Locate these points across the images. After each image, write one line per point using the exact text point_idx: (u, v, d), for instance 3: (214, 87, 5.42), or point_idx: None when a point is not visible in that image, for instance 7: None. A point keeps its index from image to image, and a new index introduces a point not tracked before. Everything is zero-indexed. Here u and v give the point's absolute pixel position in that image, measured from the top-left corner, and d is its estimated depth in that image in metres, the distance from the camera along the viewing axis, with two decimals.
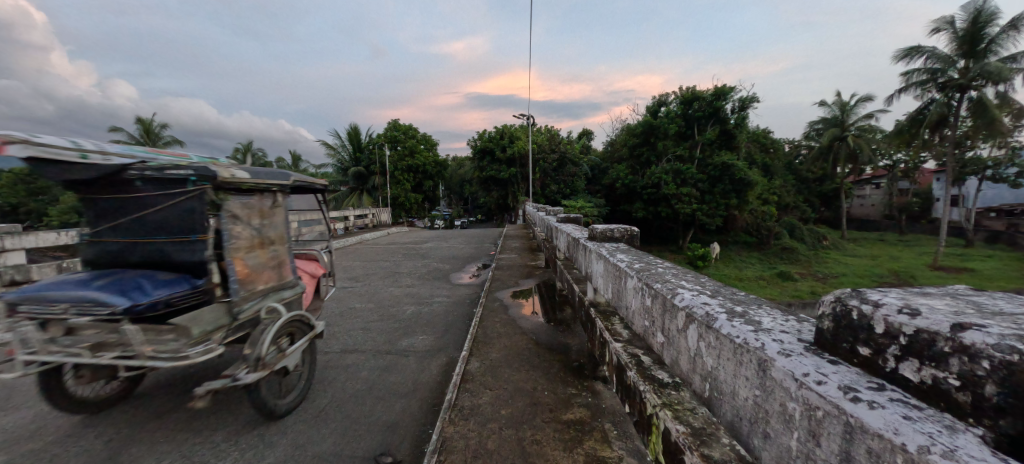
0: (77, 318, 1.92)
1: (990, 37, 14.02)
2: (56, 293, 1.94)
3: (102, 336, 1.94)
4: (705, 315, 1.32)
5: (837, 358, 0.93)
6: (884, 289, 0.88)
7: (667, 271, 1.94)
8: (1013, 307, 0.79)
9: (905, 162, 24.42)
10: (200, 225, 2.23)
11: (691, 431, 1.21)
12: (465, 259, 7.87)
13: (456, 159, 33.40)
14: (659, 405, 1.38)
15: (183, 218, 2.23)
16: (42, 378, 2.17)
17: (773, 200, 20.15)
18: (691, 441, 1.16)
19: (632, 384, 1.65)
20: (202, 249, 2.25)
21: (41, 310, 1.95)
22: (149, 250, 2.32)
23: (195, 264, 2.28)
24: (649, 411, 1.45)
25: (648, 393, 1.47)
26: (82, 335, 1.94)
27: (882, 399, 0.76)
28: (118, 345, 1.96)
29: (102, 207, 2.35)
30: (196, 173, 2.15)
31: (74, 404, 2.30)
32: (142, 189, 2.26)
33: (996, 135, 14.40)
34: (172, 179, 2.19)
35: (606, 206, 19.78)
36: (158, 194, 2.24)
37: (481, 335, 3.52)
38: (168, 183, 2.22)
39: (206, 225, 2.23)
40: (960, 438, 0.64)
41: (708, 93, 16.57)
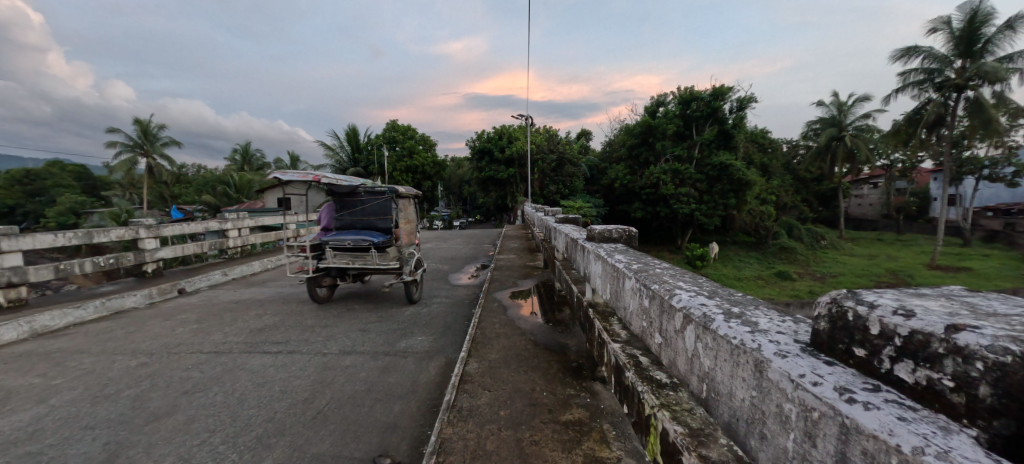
0: (351, 248, 4.58)
1: (986, 37, 14.07)
2: (342, 238, 4.61)
3: (357, 255, 4.61)
4: (702, 316, 1.33)
5: (833, 359, 0.94)
6: (880, 291, 0.89)
7: (665, 271, 1.95)
8: (1008, 308, 0.79)
9: (903, 161, 24.50)
10: (390, 211, 4.92)
11: (689, 432, 1.21)
12: (464, 259, 7.88)
13: (455, 159, 33.39)
14: (657, 406, 1.38)
15: (383, 208, 4.92)
16: (313, 281, 4.74)
17: (772, 200, 20.19)
18: (689, 442, 1.17)
19: (631, 385, 1.65)
20: (390, 221, 4.94)
21: (334, 245, 4.62)
22: (364, 223, 4.96)
23: (387, 229, 4.95)
24: (648, 411, 1.45)
25: (646, 394, 1.48)
26: (350, 255, 4.62)
27: (878, 400, 0.77)
28: (362, 260, 4.62)
29: (341, 203, 5.01)
30: (389, 189, 4.86)
31: (319, 296, 4.86)
32: (362, 196, 4.88)
33: (993, 135, 14.46)
34: (378, 191, 4.86)
35: (605, 206, 19.78)
36: (370, 197, 4.89)
37: (480, 335, 3.53)
38: (376, 192, 4.88)
39: (392, 211, 4.92)
40: (955, 438, 0.65)
41: (707, 93, 16.59)
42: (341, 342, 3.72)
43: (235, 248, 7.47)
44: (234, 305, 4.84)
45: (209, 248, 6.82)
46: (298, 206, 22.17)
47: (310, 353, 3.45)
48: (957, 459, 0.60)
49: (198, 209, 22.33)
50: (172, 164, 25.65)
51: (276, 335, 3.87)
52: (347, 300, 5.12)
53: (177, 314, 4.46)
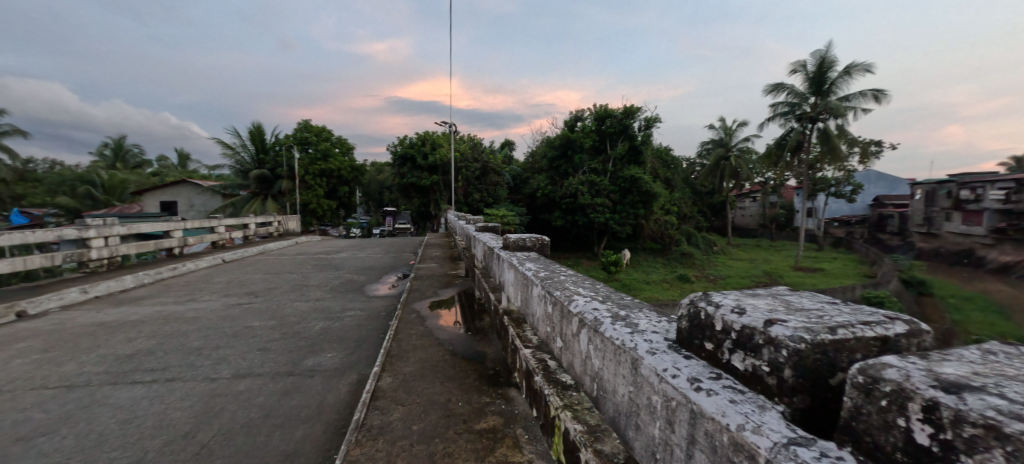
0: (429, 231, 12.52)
1: (830, 80, 17.25)
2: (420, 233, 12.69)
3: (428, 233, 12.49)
4: (593, 319, 1.44)
5: (691, 353, 1.07)
6: (724, 293, 1.05)
7: (568, 278, 2.06)
8: (810, 303, 0.98)
9: (774, 180, 28.95)
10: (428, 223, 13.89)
11: (587, 429, 1.28)
12: (381, 269, 7.48)
13: (375, 165, 31.87)
14: (560, 407, 1.45)
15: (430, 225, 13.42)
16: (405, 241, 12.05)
17: (674, 210, 22.34)
18: (587, 438, 1.24)
19: (538, 389, 1.71)
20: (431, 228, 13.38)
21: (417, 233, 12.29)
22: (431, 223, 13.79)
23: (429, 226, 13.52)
24: (552, 413, 1.52)
25: (551, 396, 1.54)
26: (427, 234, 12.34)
27: (717, 386, 0.90)
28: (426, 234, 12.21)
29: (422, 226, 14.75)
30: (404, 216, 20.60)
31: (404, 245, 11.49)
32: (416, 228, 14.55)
33: (837, 159, 17.74)
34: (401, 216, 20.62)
35: (526, 215, 20.18)
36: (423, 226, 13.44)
37: (395, 349, 3.41)
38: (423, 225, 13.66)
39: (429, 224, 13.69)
40: (766, 414, 0.79)
41: (618, 111, 17.93)
42: (234, 365, 3.31)
43: (99, 260, 6.26)
44: (96, 329, 4.06)
45: (62, 261, 5.64)
46: (185, 211, 19.37)
47: (195, 380, 3.03)
48: (775, 436, 0.73)
49: (49, 213, 18.39)
50: (12, 158, 20.91)
51: (151, 361, 3.33)
52: (244, 318, 4.57)
53: (11, 344, 3.61)
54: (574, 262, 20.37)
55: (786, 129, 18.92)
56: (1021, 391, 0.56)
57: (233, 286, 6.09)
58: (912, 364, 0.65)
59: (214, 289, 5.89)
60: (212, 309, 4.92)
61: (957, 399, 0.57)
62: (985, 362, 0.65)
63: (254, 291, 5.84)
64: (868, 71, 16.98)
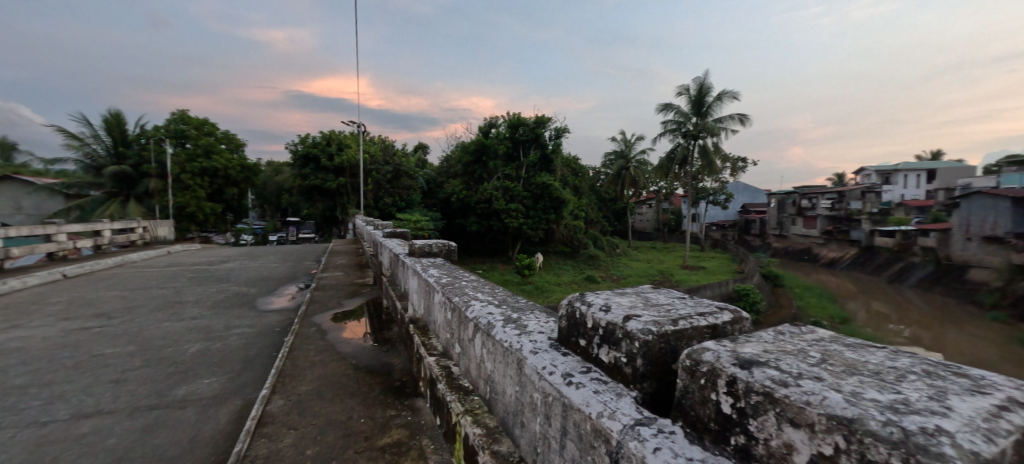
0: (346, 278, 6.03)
1: (708, 103, 20.00)
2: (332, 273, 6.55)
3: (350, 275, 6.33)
4: (486, 323, 1.48)
5: (569, 350, 1.15)
6: (595, 293, 1.16)
7: (469, 284, 2.08)
8: (664, 298, 1.13)
9: (666, 188, 32.57)
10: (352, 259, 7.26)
11: (485, 432, 1.30)
12: (277, 280, 6.74)
13: (271, 164, 28.82)
14: (460, 413, 1.44)
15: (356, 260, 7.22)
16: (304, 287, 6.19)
17: (582, 215, 23.87)
18: (483, 441, 1.25)
19: (441, 397, 1.69)
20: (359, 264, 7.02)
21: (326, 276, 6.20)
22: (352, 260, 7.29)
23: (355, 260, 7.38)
24: (453, 419, 1.51)
25: (452, 403, 1.53)
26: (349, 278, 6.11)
27: (587, 379, 0.98)
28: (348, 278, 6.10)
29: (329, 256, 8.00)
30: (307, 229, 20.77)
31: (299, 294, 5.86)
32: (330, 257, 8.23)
33: (714, 172, 20.57)
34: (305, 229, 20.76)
35: (441, 220, 19.85)
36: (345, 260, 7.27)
37: (289, 367, 3.10)
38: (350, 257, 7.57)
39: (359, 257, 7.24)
40: (623, 400, 0.88)
41: (530, 120, 18.69)
42: (75, 404, 2.71)
43: None
44: None
45: None
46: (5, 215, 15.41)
47: (15, 427, 2.42)
48: (626, 419, 0.82)
49: None
50: None
51: None
52: (92, 345, 3.77)
53: None
54: (489, 266, 20.49)
55: (674, 144, 21.42)
56: (791, 362, 0.71)
57: (77, 307, 4.99)
58: (723, 346, 0.79)
59: (48, 312, 4.77)
60: (44, 336, 3.97)
61: (747, 371, 0.69)
62: (774, 340, 0.81)
63: (107, 311, 4.85)
64: (734, 98, 20.07)
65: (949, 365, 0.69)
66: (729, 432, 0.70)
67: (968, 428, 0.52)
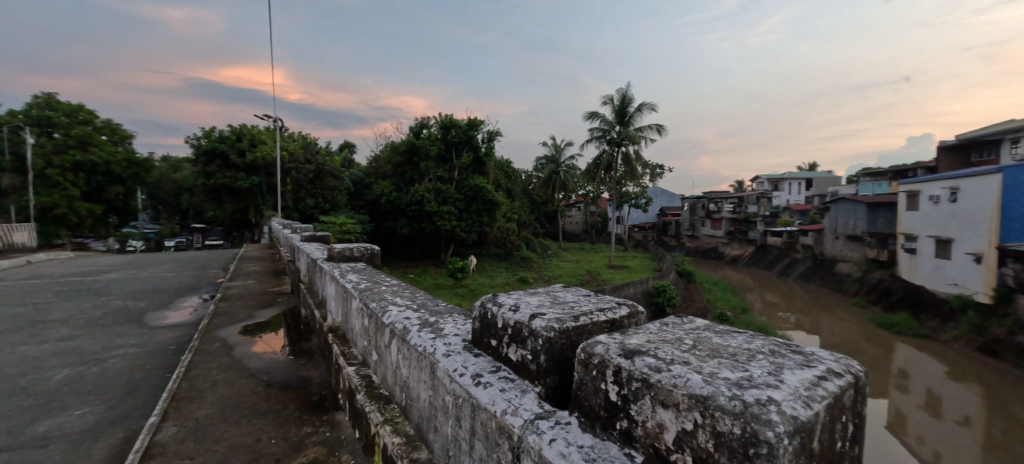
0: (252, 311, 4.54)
1: (629, 114, 21.47)
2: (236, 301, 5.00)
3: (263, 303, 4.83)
4: (402, 329, 1.44)
5: (481, 351, 1.17)
6: (506, 294, 1.18)
7: (389, 289, 2.02)
8: (571, 296, 1.18)
9: (594, 192, 34.33)
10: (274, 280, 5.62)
11: (403, 440, 1.26)
12: (172, 292, 5.93)
13: (167, 160, 25.40)
14: (378, 424, 1.38)
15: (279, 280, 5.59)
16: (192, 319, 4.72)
17: (515, 218, 24.26)
18: (400, 450, 1.21)
19: (359, 408, 1.60)
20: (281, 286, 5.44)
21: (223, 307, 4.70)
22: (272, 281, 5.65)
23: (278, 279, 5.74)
24: (372, 431, 1.44)
25: (371, 413, 1.46)
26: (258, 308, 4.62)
27: (495, 378, 1.00)
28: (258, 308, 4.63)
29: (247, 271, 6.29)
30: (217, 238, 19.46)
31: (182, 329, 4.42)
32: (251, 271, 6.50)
33: (636, 177, 22.10)
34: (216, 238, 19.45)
35: (369, 223, 18.95)
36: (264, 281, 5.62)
37: (185, 389, 2.75)
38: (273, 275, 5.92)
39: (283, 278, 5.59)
40: (527, 397, 0.92)
41: (463, 123, 18.64)
42: None
43: None
44: None
45: None
46: None
47: None
48: (527, 414, 0.85)
49: None
50: None
51: None
52: None
53: None
54: (421, 270, 19.86)
55: (600, 150, 22.66)
56: (668, 349, 0.78)
57: None
58: (612, 339, 0.85)
59: None
60: None
61: (629, 360, 0.76)
62: (658, 331, 0.89)
63: None
64: (652, 109, 21.77)
65: (790, 345, 0.81)
66: (615, 417, 0.76)
67: (792, 396, 0.61)
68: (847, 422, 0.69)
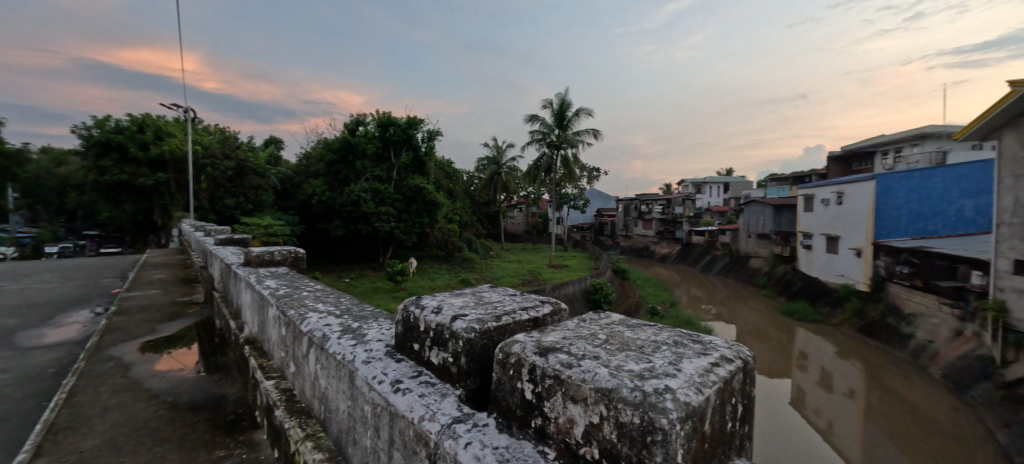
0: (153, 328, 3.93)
1: (568, 118, 22.22)
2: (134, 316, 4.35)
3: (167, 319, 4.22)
4: (321, 337, 1.35)
5: (404, 356, 1.12)
6: (430, 297, 1.15)
7: (311, 295, 1.89)
8: (497, 296, 1.18)
9: (535, 194, 35.03)
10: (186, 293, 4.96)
11: (324, 455, 1.17)
12: (51, 306, 5.06)
13: (46, 153, 21.73)
14: (297, 441, 1.27)
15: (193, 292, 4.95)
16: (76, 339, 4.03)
17: (456, 219, 24.01)
18: None
19: (277, 426, 1.47)
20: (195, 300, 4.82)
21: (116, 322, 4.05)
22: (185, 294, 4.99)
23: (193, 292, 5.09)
24: (290, 449, 1.32)
25: (290, 430, 1.34)
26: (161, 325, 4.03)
27: (415, 384, 0.97)
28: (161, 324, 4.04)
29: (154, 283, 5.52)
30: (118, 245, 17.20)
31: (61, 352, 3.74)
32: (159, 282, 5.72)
33: (575, 180, 22.89)
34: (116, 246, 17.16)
35: (299, 224, 17.68)
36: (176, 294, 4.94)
37: (65, 418, 2.35)
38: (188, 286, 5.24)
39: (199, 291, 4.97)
40: (445, 401, 0.89)
41: (402, 121, 18.08)
42: None
43: None
44: None
45: None
46: None
47: None
48: (444, 419, 0.83)
49: None
50: None
51: None
52: None
53: None
54: (358, 273, 18.89)
55: (540, 152, 23.16)
56: (581, 345, 0.80)
57: None
58: (530, 337, 0.85)
59: None
60: None
61: (543, 358, 0.77)
62: (576, 327, 0.92)
63: None
64: (589, 115, 22.71)
65: (691, 334, 0.88)
66: (530, 415, 0.76)
67: (686, 385, 0.65)
68: (737, 403, 0.76)
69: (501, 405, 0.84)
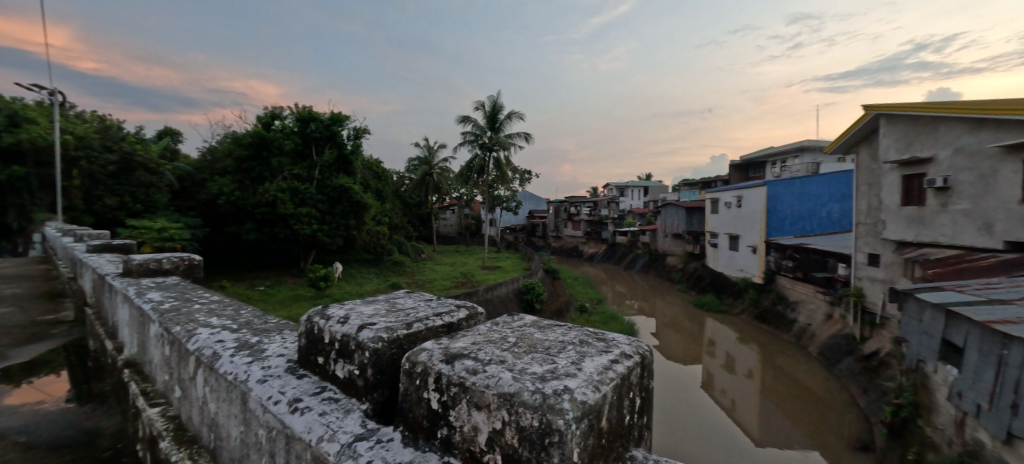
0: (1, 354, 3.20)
1: (500, 121, 22.48)
2: None
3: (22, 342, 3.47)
4: (211, 356, 1.20)
5: (306, 372, 1.03)
6: (337, 307, 1.07)
7: (203, 309, 1.68)
8: (411, 303, 1.14)
9: (468, 195, 34.84)
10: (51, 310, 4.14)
11: None
12: None
13: None
14: None
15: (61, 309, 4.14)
16: None
17: (386, 221, 23.09)
18: None
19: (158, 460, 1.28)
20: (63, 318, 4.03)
21: None
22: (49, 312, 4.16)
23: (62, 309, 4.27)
24: None
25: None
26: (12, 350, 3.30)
27: (315, 402, 0.90)
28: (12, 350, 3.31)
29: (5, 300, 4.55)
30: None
31: None
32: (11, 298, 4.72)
33: (507, 181, 23.20)
34: None
35: (203, 228, 15.74)
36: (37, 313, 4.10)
37: None
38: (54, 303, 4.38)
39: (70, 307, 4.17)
40: (348, 418, 0.84)
41: (324, 116, 16.95)
42: None
43: None
44: None
45: None
46: None
47: None
48: (345, 438, 0.77)
49: None
50: None
51: None
52: None
53: None
54: (275, 280, 17.24)
55: (472, 154, 23.12)
56: (489, 350, 0.80)
57: None
58: (439, 345, 0.83)
59: None
60: None
61: (449, 365, 0.75)
62: (487, 331, 0.91)
63: None
64: (521, 118, 23.16)
65: (596, 333, 0.92)
66: (436, 425, 0.74)
67: (585, 384, 0.67)
68: (635, 396, 0.80)
69: (408, 417, 0.81)
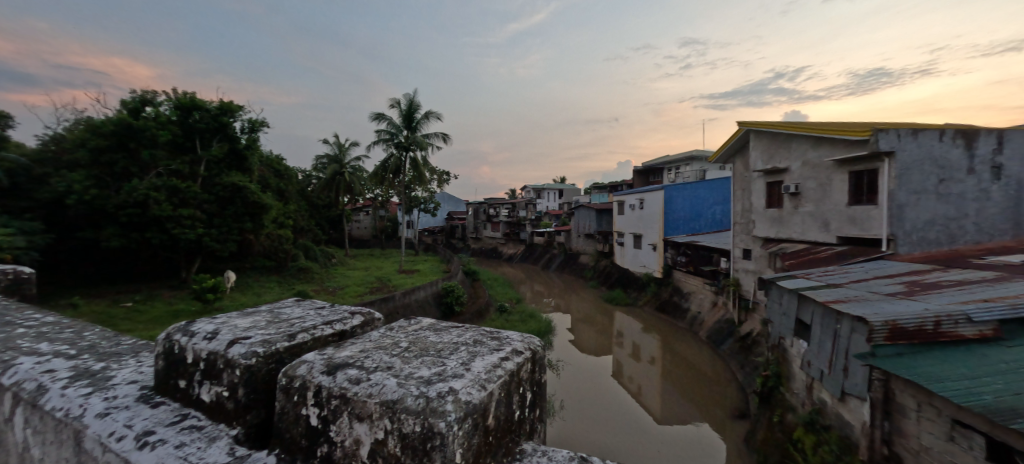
0: None
1: (417, 121, 21.93)
2: None
3: None
4: (33, 389, 0.98)
5: (164, 399, 0.90)
6: (205, 320, 0.95)
7: (26, 334, 1.36)
8: (296, 311, 1.05)
9: (383, 196, 33.24)
10: None
11: None
12: None
13: None
14: None
15: None
16: None
17: (288, 223, 21.07)
18: None
19: None
20: None
21: None
22: None
23: None
24: None
25: None
26: None
27: (172, 433, 0.78)
28: None
29: None
30: None
31: None
32: None
33: (425, 182, 22.66)
34: None
35: (44, 233, 12.81)
36: None
37: None
38: None
39: None
40: (214, 447, 0.75)
41: (212, 106, 15.24)
42: None
43: None
44: None
45: None
46: None
47: None
48: None
49: None
50: None
51: None
52: None
53: None
54: (146, 295, 14.64)
55: (388, 153, 22.02)
56: (376, 357, 0.77)
57: None
58: (321, 356, 0.78)
59: None
60: None
61: (330, 377, 0.71)
62: (379, 338, 0.88)
63: None
64: (439, 119, 22.82)
65: (492, 331, 0.93)
66: (316, 443, 0.69)
67: (470, 384, 0.68)
68: (525, 391, 0.83)
69: (286, 438, 0.74)
